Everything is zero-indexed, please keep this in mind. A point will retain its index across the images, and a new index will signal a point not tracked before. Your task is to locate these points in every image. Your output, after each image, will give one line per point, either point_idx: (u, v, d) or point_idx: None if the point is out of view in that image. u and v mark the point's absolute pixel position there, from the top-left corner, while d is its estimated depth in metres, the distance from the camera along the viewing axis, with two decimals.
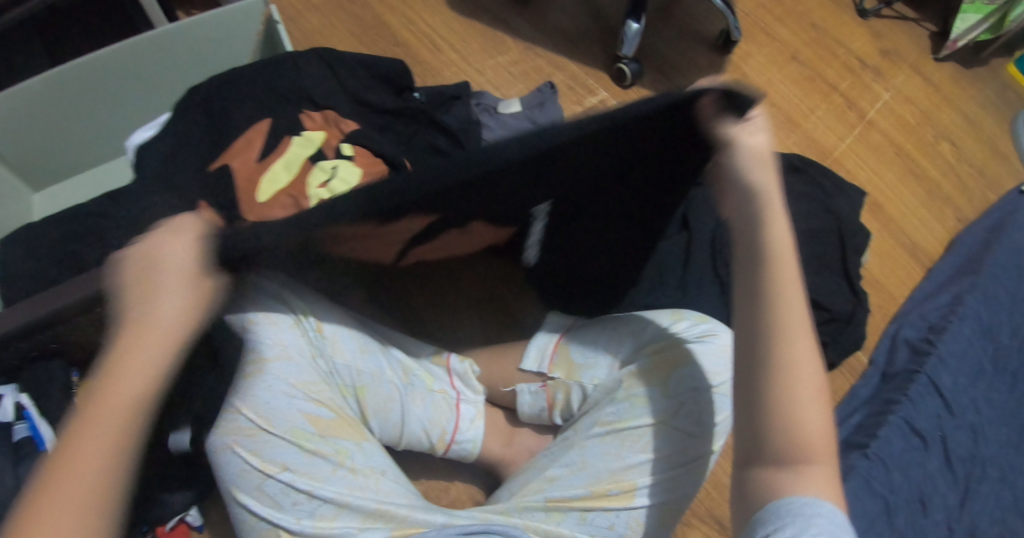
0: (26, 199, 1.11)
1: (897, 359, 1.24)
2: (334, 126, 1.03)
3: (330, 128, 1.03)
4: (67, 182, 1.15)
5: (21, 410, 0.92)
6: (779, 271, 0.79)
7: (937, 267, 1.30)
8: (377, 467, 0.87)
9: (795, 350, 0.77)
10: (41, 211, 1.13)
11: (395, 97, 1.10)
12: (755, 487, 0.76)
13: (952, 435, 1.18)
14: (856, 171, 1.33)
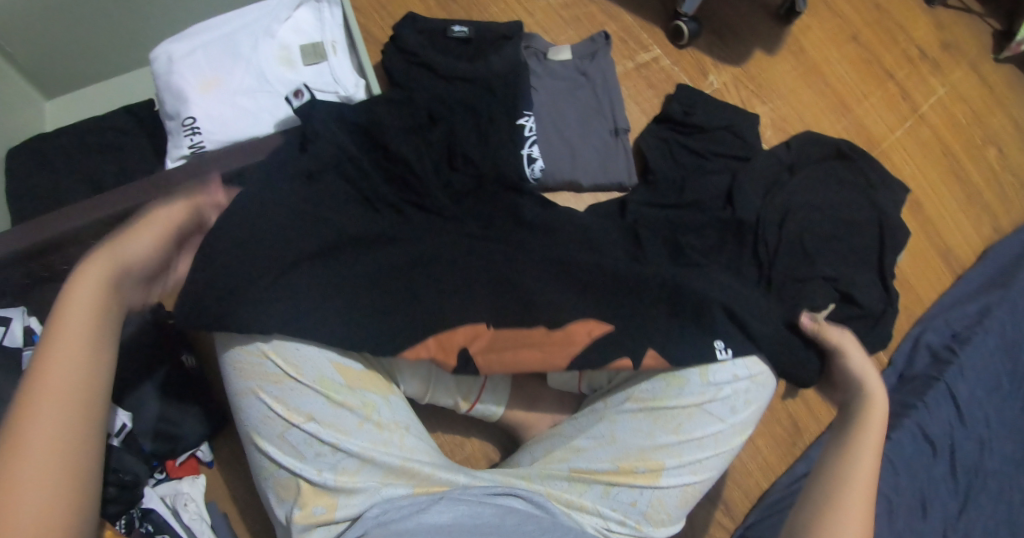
0: (37, 107, 1.07)
1: (915, 364, 1.22)
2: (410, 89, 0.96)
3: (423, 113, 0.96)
4: (86, 92, 1.10)
5: (29, 335, 0.89)
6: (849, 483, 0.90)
7: (967, 276, 1.28)
8: (400, 423, 0.87)
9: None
10: (53, 121, 1.09)
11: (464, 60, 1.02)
12: None
13: (960, 445, 1.17)
14: (900, 165, 1.30)
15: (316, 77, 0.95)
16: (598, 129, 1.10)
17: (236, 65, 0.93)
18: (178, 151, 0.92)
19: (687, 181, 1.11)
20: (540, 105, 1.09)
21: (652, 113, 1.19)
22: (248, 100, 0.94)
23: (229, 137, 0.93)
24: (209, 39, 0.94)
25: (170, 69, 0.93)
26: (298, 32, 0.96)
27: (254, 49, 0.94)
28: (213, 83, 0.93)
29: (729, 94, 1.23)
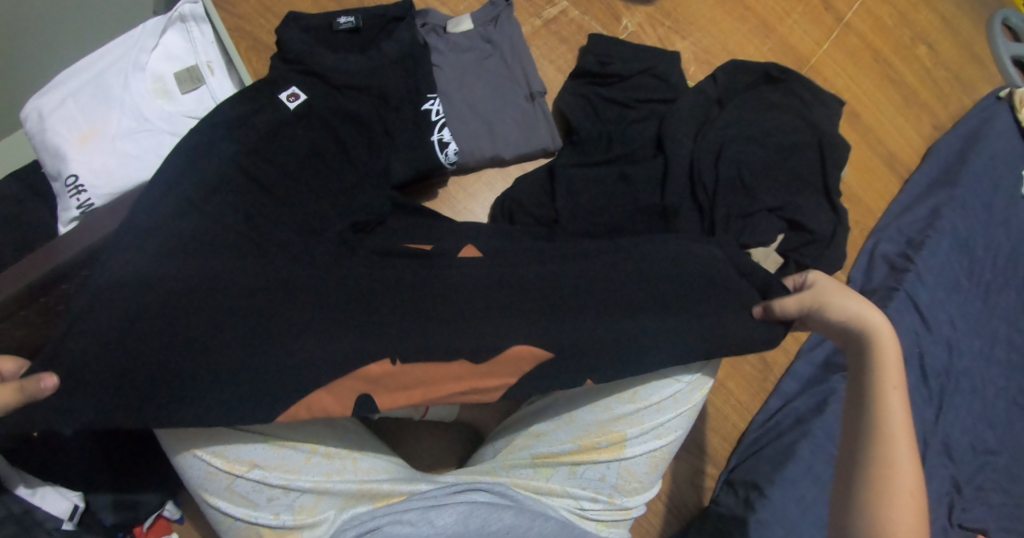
0: None
1: (874, 276, 1.20)
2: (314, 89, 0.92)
3: (372, 125, 0.93)
4: None
5: None
6: (878, 423, 0.78)
7: (914, 180, 1.26)
8: (351, 448, 0.86)
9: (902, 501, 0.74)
10: None
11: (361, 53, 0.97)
12: None
13: (929, 351, 1.16)
14: (833, 79, 1.27)
15: (197, 105, 0.92)
16: (513, 98, 1.05)
17: (109, 110, 0.88)
18: (67, 213, 0.86)
19: (613, 134, 1.07)
20: (447, 84, 1.04)
21: (568, 69, 1.15)
22: (131, 142, 0.88)
23: (118, 187, 0.87)
24: (78, 86, 0.89)
25: (43, 127, 0.87)
26: (170, 60, 0.92)
27: (126, 88, 0.89)
28: (90, 134, 0.87)
29: (646, 37, 1.19)
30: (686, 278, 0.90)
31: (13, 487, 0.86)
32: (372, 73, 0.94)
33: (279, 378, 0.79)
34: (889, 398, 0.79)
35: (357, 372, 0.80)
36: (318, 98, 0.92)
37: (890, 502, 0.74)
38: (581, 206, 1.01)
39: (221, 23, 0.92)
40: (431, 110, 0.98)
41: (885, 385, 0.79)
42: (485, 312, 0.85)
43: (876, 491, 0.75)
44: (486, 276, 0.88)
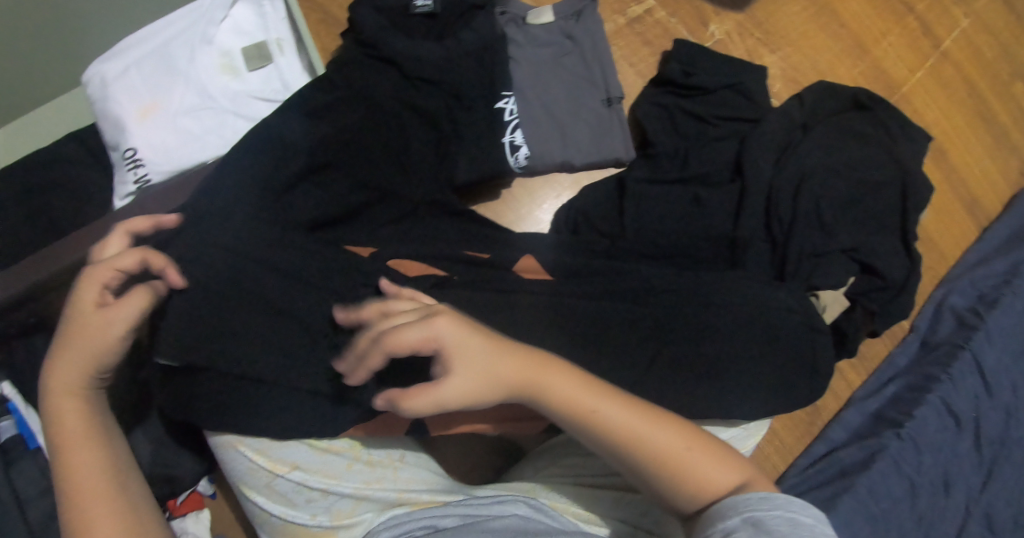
0: None
1: (940, 329, 1.14)
2: (384, 77, 0.87)
3: (442, 122, 0.88)
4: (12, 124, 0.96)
5: (4, 403, 0.84)
6: (516, 362, 0.72)
7: (996, 228, 1.19)
8: (393, 456, 0.82)
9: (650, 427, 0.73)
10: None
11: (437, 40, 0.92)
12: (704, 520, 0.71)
13: (986, 416, 1.10)
14: (923, 110, 1.19)
15: (264, 84, 0.86)
16: (589, 101, 0.99)
17: (174, 82, 0.83)
18: (124, 188, 0.80)
19: (690, 151, 1.01)
20: (523, 79, 0.97)
21: (648, 75, 1.08)
22: (193, 120, 0.83)
23: (177, 166, 0.81)
24: (142, 56, 0.83)
25: (104, 94, 0.82)
26: (238, 34, 0.86)
27: (192, 61, 0.84)
28: (152, 107, 0.82)
29: (734, 45, 1.11)
30: (759, 324, 0.87)
31: None
32: (447, 66, 0.88)
33: (329, 399, 0.76)
34: (589, 406, 0.73)
35: (410, 400, 0.78)
36: (391, 87, 0.87)
37: (625, 444, 0.72)
38: (648, 225, 0.96)
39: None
40: (504, 109, 0.92)
41: (591, 394, 0.73)
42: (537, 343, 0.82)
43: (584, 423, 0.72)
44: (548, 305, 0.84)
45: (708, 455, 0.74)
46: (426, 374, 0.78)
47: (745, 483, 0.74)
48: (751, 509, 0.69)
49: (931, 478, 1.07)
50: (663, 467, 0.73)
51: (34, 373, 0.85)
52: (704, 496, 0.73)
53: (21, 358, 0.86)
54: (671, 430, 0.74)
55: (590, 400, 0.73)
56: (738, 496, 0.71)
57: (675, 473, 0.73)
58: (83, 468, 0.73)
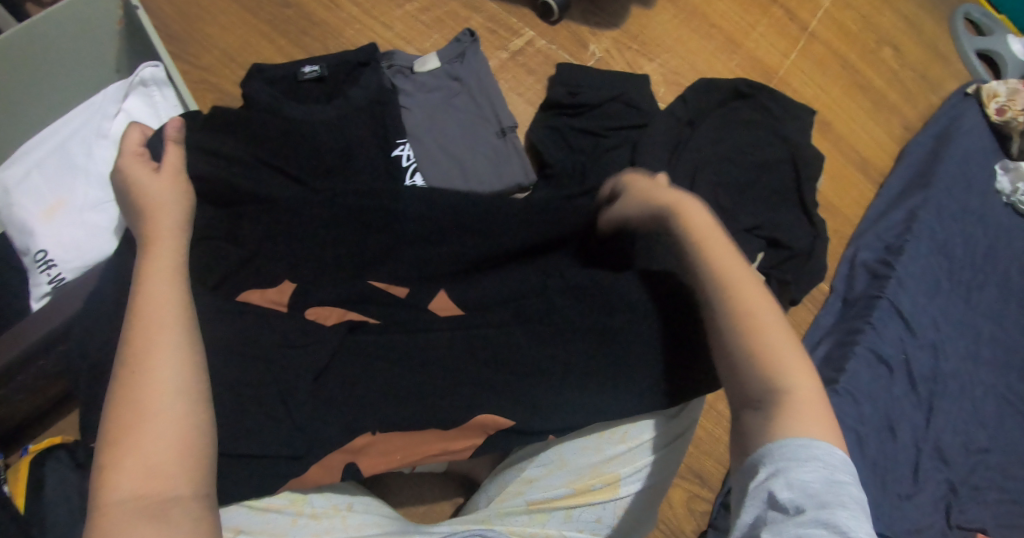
0: None
1: (856, 285, 1.21)
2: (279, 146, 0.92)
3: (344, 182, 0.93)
4: None
5: None
6: (707, 237, 0.82)
7: (889, 183, 1.27)
8: (338, 505, 0.85)
9: (772, 333, 0.75)
10: None
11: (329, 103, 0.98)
12: (757, 429, 0.71)
13: (914, 355, 1.17)
14: (803, 88, 1.27)
15: None
16: (483, 134, 1.05)
17: (75, 180, 0.91)
18: (38, 289, 0.85)
19: (587, 166, 1.06)
20: (417, 125, 1.03)
21: (538, 100, 1.14)
22: (97, 213, 0.90)
23: (88, 259, 0.89)
24: (40, 157, 0.90)
25: (8, 200, 0.87)
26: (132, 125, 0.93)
27: (90, 155, 0.92)
28: (57, 206, 0.89)
29: (614, 59, 1.19)
30: (680, 313, 0.89)
31: None
32: (340, 124, 0.95)
33: (269, 459, 0.79)
34: (731, 282, 0.78)
35: (345, 445, 0.82)
36: (292, 154, 0.92)
37: (754, 328, 0.75)
38: None
39: (182, 86, 0.91)
40: (401, 155, 0.98)
41: (738, 276, 0.79)
42: (463, 369, 0.86)
43: (724, 302, 0.77)
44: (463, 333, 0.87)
45: (798, 357, 0.74)
46: (360, 417, 0.82)
47: (801, 405, 0.71)
48: (787, 459, 0.67)
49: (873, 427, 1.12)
50: (767, 367, 0.73)
51: None
52: (789, 384, 0.72)
53: None
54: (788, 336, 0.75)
55: (731, 278, 0.78)
56: (786, 436, 0.69)
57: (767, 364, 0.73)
58: (127, 407, 0.65)
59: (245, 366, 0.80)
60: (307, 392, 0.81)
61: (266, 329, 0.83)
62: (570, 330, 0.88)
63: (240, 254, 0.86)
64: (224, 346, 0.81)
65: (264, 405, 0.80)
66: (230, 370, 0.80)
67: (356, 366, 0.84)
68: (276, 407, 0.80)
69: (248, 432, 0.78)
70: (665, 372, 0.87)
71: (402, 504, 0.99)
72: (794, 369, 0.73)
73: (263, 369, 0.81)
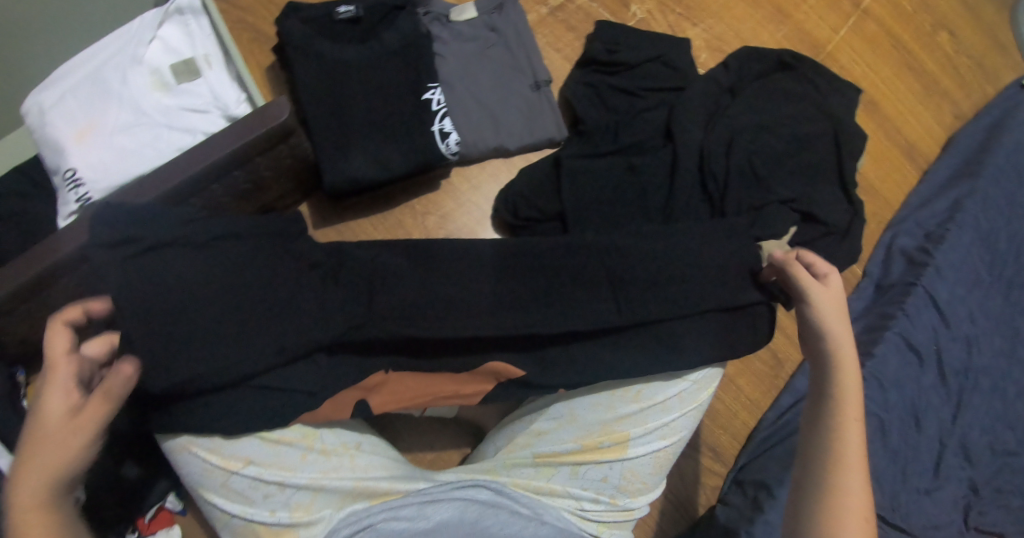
0: None
1: (892, 271, 1.18)
2: (311, 85, 0.90)
3: (374, 124, 0.92)
4: None
5: None
6: (840, 363, 0.80)
7: (933, 170, 1.23)
8: (348, 444, 0.84)
9: (853, 476, 0.75)
10: None
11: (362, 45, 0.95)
12: None
13: (946, 348, 1.14)
14: (850, 65, 1.23)
15: (193, 96, 0.87)
16: (518, 88, 1.03)
17: (108, 104, 0.85)
18: (66, 207, 0.83)
19: (622, 125, 1.05)
20: (450, 73, 1.01)
21: (574, 58, 1.12)
22: (128, 137, 0.85)
23: (114, 182, 0.83)
24: (76, 83, 0.86)
25: (42, 122, 0.85)
26: (166, 53, 0.88)
27: (125, 81, 0.86)
28: (89, 129, 0.85)
29: (656, 22, 1.16)
30: (709, 283, 0.88)
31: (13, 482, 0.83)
32: (373, 67, 0.93)
33: (285, 390, 0.80)
34: (841, 415, 0.78)
35: (358, 383, 0.83)
36: (326, 97, 0.91)
37: (840, 463, 0.75)
38: (584, 198, 0.99)
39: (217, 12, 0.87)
40: (431, 99, 0.94)
41: (856, 413, 0.78)
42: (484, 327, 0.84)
43: (828, 429, 0.77)
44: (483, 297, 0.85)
45: (863, 512, 0.73)
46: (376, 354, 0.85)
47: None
48: None
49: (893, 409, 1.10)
50: (827, 508, 0.74)
51: None
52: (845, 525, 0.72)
53: None
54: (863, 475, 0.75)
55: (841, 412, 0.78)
56: None
57: (836, 487, 0.74)
58: (32, 470, 0.68)
59: (262, 300, 0.79)
60: (326, 329, 0.81)
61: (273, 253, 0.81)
62: (587, 282, 0.86)
63: (256, 178, 0.86)
64: (242, 283, 0.79)
65: (281, 338, 0.79)
66: (249, 306, 0.79)
67: (375, 313, 0.82)
68: (291, 338, 0.79)
69: (259, 354, 0.78)
70: (677, 331, 0.87)
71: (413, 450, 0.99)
72: (849, 508, 0.73)
73: (280, 305, 0.80)
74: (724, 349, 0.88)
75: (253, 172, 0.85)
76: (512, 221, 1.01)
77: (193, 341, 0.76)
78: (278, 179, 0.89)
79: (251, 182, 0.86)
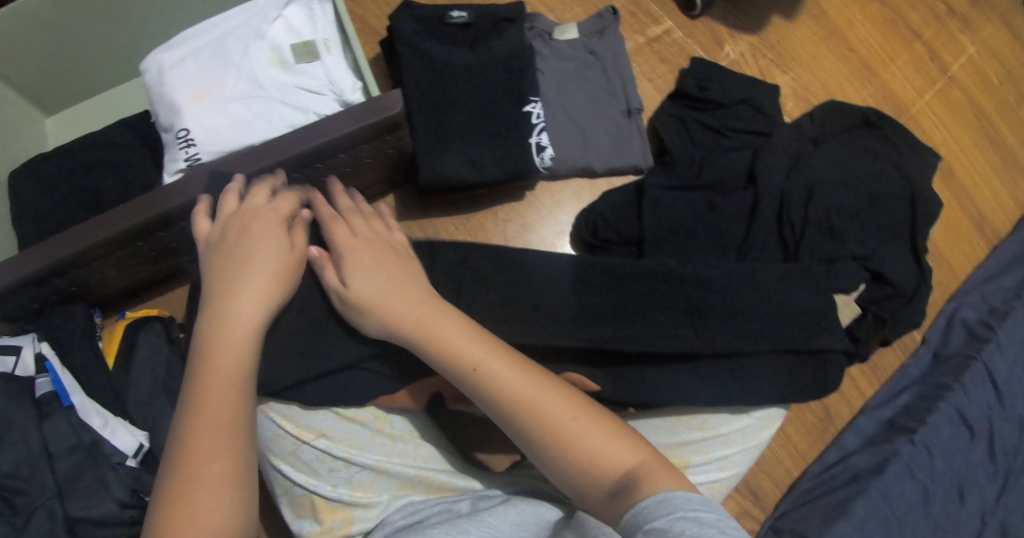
0: (37, 128, 1.00)
1: (951, 341, 1.18)
2: (417, 85, 0.93)
3: (472, 129, 0.94)
4: (80, 107, 1.02)
5: (41, 362, 0.86)
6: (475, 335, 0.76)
7: (1003, 246, 1.23)
8: (415, 432, 0.85)
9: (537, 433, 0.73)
10: (52, 141, 1.01)
11: (469, 50, 0.96)
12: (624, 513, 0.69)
13: (999, 427, 1.13)
14: (932, 131, 1.24)
15: (308, 77, 0.89)
16: (610, 111, 1.04)
17: (227, 73, 0.88)
18: (174, 164, 0.86)
19: (705, 160, 1.06)
20: (548, 90, 1.03)
21: (665, 89, 1.14)
22: (243, 107, 0.87)
23: (223, 147, 0.86)
24: (198, 48, 0.89)
25: (161, 80, 0.88)
26: (288, 32, 0.90)
27: (246, 54, 0.89)
28: (206, 92, 0.87)
29: (748, 65, 1.18)
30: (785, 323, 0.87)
31: (86, 418, 0.85)
32: (477, 73, 0.95)
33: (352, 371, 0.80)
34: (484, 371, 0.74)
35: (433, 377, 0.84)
36: (427, 96, 0.93)
37: (513, 420, 0.73)
38: (664, 226, 1.00)
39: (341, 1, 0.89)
40: (532, 112, 0.97)
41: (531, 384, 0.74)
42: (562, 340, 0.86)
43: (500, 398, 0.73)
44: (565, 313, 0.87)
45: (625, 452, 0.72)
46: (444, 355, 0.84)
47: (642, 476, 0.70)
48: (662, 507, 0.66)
49: (937, 478, 1.10)
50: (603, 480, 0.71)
51: (70, 339, 0.88)
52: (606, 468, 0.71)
53: (55, 324, 0.88)
54: (619, 429, 0.73)
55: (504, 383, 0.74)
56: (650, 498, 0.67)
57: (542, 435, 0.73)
58: (210, 369, 0.69)
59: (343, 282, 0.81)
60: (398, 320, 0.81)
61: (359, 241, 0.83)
62: (664, 310, 0.88)
63: (357, 163, 0.89)
64: (331, 263, 0.81)
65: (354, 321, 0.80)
66: (330, 285, 0.81)
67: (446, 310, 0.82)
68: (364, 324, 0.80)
69: (336, 340, 0.80)
70: (749, 369, 0.86)
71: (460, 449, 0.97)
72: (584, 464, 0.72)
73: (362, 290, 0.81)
74: (788, 390, 0.87)
75: (355, 158, 0.88)
76: (590, 241, 1.03)
77: (287, 313, 0.79)
78: (375, 167, 0.92)
79: (351, 167, 0.89)
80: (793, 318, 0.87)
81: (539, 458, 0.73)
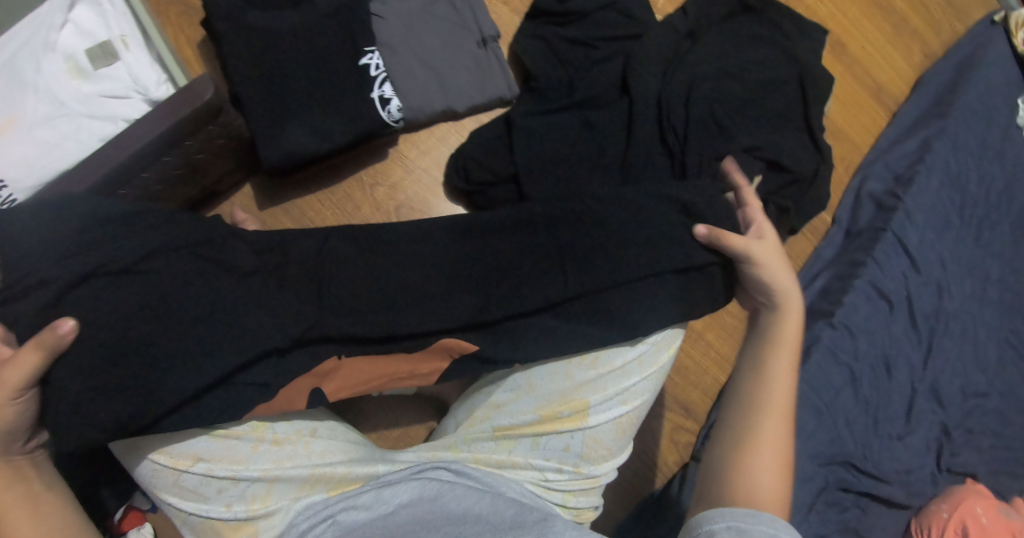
0: None
1: (861, 216, 1.15)
2: (244, 58, 0.86)
3: (310, 98, 0.88)
4: None
5: None
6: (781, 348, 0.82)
7: (903, 112, 1.19)
8: (302, 430, 0.81)
9: (761, 446, 0.77)
10: None
11: (292, 8, 0.89)
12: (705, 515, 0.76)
13: (917, 293, 1.12)
14: (815, 5, 1.18)
15: (112, 82, 0.85)
16: (463, 45, 0.97)
17: (24, 95, 0.82)
18: None
19: (575, 78, 1.00)
20: (392, 34, 0.95)
21: (523, 9, 1.06)
22: (49, 130, 0.83)
23: (40, 178, 0.82)
24: None
25: None
26: (80, 35, 0.85)
27: (39, 69, 0.83)
28: (7, 122, 0.82)
29: None
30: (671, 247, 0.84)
31: None
32: (306, 33, 0.88)
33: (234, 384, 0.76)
34: (759, 410, 0.79)
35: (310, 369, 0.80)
36: (256, 68, 0.87)
37: (754, 443, 0.78)
38: (539, 156, 0.95)
39: None
40: (370, 64, 0.91)
41: (775, 410, 0.79)
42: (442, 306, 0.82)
43: (749, 407, 0.80)
44: (440, 276, 0.83)
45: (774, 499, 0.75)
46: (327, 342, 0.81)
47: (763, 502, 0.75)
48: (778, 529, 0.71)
49: (860, 355, 1.08)
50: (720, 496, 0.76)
51: None
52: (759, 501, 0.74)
53: None
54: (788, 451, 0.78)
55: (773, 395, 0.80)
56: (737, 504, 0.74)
57: (732, 436, 0.79)
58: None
59: (205, 287, 0.77)
60: (273, 312, 0.79)
61: (213, 243, 0.79)
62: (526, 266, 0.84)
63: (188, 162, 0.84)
64: (192, 267, 0.77)
65: (229, 322, 0.76)
66: (191, 287, 0.76)
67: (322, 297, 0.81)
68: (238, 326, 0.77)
69: (211, 344, 0.75)
70: (639, 300, 0.84)
71: (376, 426, 0.96)
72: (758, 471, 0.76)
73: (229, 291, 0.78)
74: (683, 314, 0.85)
75: (186, 155, 0.83)
76: (465, 187, 0.98)
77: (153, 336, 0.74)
78: (220, 156, 0.88)
79: (186, 164, 0.84)
80: (655, 243, 0.85)
81: (722, 463, 0.78)
